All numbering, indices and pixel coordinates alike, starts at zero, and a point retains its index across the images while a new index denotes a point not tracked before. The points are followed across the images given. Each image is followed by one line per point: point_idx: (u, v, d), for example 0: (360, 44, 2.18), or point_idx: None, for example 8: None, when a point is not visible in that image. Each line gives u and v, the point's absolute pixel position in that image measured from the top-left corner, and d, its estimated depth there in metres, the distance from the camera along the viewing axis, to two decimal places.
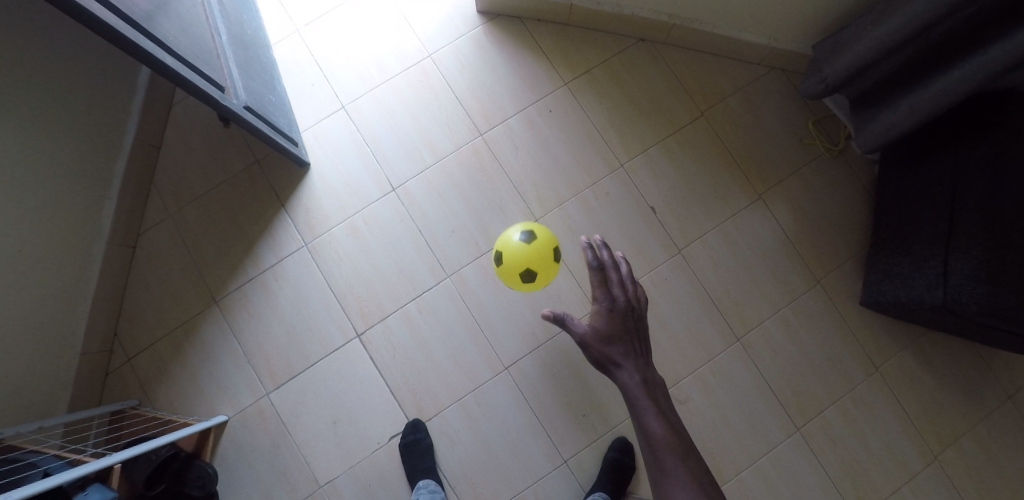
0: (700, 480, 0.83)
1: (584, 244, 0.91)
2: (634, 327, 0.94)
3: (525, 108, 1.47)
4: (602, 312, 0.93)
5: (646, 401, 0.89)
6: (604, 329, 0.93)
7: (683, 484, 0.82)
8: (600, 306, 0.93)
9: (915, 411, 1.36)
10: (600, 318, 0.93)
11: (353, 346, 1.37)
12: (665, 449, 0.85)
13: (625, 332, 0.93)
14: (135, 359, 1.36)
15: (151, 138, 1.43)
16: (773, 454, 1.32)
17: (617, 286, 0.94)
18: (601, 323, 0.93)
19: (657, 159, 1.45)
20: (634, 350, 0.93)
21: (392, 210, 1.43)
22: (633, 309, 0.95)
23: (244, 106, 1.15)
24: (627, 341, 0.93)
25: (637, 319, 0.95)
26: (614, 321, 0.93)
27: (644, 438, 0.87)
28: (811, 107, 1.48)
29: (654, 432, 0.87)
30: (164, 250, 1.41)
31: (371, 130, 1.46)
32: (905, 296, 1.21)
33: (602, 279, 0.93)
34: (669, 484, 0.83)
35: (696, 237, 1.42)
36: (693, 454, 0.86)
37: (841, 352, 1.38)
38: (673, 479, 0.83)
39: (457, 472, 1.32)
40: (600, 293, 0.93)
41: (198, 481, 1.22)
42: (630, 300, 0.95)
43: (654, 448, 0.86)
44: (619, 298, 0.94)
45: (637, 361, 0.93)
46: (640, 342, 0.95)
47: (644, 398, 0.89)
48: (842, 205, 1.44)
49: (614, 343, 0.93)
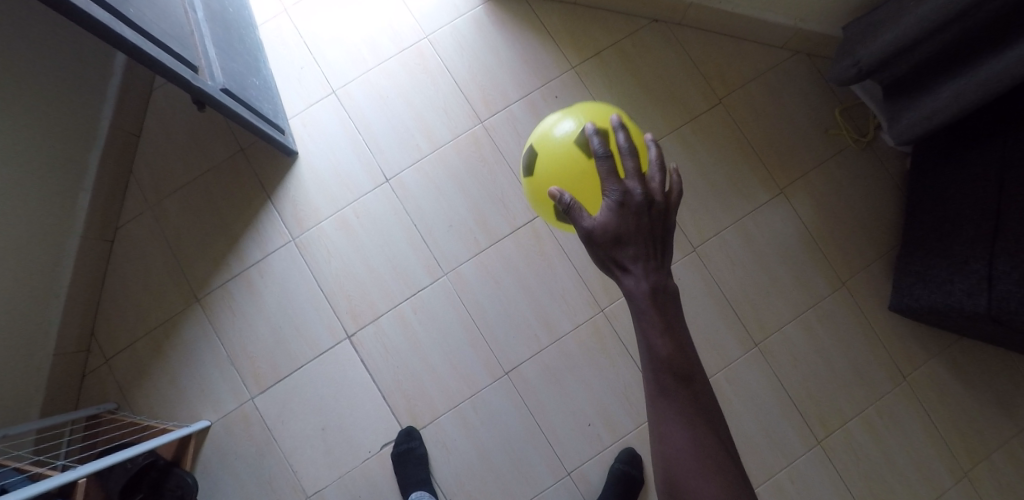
0: (700, 407, 0.62)
1: (592, 128, 0.62)
2: (657, 224, 0.61)
3: (528, 94, 1.37)
4: (610, 206, 0.60)
5: (653, 315, 0.61)
6: (611, 227, 0.60)
7: (677, 414, 0.61)
8: (608, 200, 0.60)
9: (943, 423, 1.25)
10: (608, 212, 0.60)
11: (343, 348, 1.29)
12: (668, 374, 0.61)
13: (640, 234, 0.61)
14: (113, 360, 1.28)
15: (130, 125, 1.34)
16: (792, 468, 1.23)
17: (634, 174, 0.60)
18: (609, 219, 0.60)
19: (671, 149, 1.35)
20: (652, 253, 0.61)
21: (385, 202, 1.34)
22: (658, 203, 0.61)
23: (221, 89, 1.07)
24: (645, 245, 0.61)
25: (664, 216, 0.62)
26: (628, 218, 0.60)
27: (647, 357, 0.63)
28: (838, 95, 1.36)
29: (657, 354, 0.62)
30: (143, 244, 1.33)
31: (363, 117, 1.37)
32: (941, 301, 1.10)
33: (612, 169, 0.60)
34: (664, 408, 0.62)
35: (712, 234, 1.32)
36: (698, 377, 0.63)
37: (867, 360, 1.28)
38: (670, 405, 0.62)
39: (453, 483, 1.24)
40: (609, 182, 0.60)
41: (177, 491, 1.14)
42: (656, 190, 0.62)
43: (655, 370, 0.62)
44: (636, 189, 0.60)
45: (654, 266, 0.61)
46: (663, 242, 0.62)
47: (651, 311, 0.61)
48: (870, 201, 1.33)
49: (625, 245, 0.61)
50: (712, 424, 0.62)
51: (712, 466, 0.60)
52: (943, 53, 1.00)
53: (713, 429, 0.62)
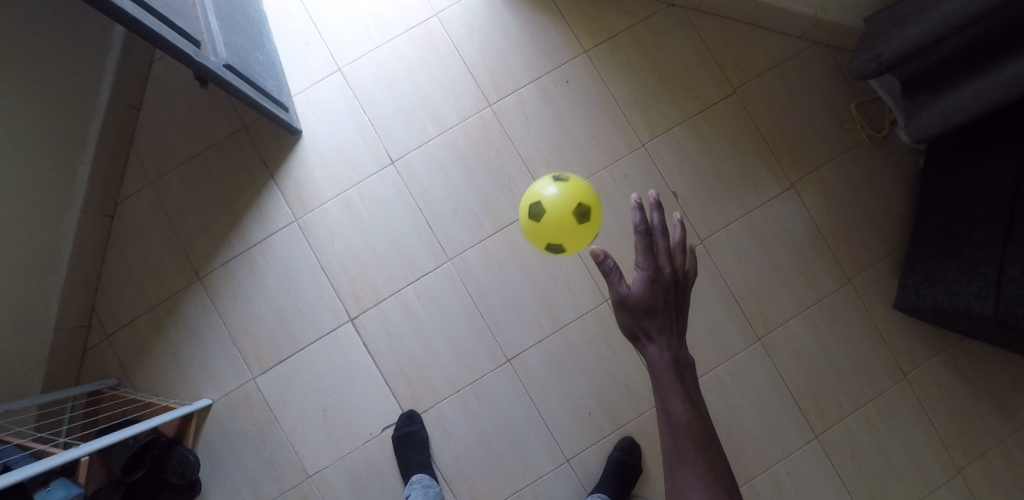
0: (719, 472, 0.69)
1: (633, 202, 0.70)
2: (676, 302, 0.74)
3: (539, 78, 1.34)
4: (645, 282, 0.72)
5: (673, 383, 0.72)
6: (643, 299, 0.72)
7: (696, 475, 0.69)
8: (643, 274, 0.72)
9: (940, 420, 1.26)
10: (640, 285, 0.72)
11: (345, 331, 1.28)
12: (686, 438, 0.70)
13: (665, 307, 0.73)
14: (114, 336, 1.28)
15: (129, 98, 1.31)
16: (788, 461, 1.24)
17: (665, 254, 0.73)
18: (641, 290, 0.72)
19: (682, 139, 1.33)
20: (672, 327, 0.73)
21: (390, 185, 1.32)
22: (680, 278, 0.74)
23: (224, 64, 1.04)
24: (667, 318, 0.73)
25: (683, 293, 0.74)
26: (658, 294, 0.72)
27: (666, 422, 0.72)
28: (855, 88, 1.34)
29: (677, 419, 0.71)
30: (144, 220, 1.31)
31: (369, 96, 1.33)
32: (948, 303, 1.09)
33: (649, 246, 0.71)
34: (680, 468, 0.70)
35: (720, 227, 1.31)
36: (716, 447, 0.71)
37: (868, 357, 1.28)
38: (688, 466, 0.70)
39: (453, 467, 1.25)
40: (644, 262, 0.71)
41: (179, 469, 1.16)
42: (679, 271, 0.74)
43: (674, 433, 0.71)
44: (665, 269, 0.73)
45: (674, 340, 0.73)
46: (680, 318, 0.74)
47: (671, 379, 0.72)
48: (880, 197, 1.32)
49: (652, 317, 0.73)
50: (732, 494, 0.68)
51: None
52: (968, 50, 0.97)
53: (731, 496, 0.68)
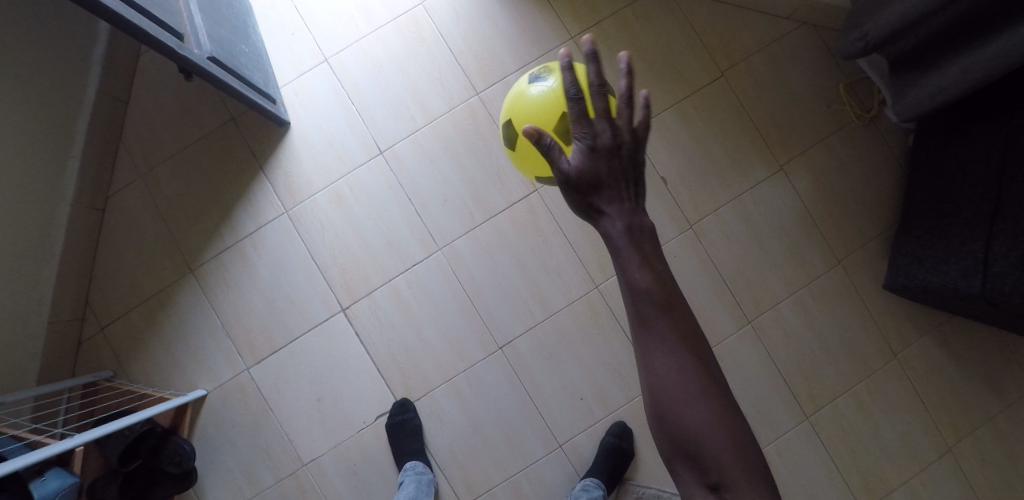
0: (683, 334, 0.63)
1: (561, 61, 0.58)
2: (628, 165, 0.64)
3: (525, 65, 1.34)
4: (583, 153, 0.62)
5: (632, 252, 0.63)
6: (586, 172, 0.62)
7: (663, 342, 0.62)
8: (579, 144, 0.62)
9: (930, 399, 1.26)
10: (580, 155, 0.62)
11: (337, 320, 1.29)
12: (650, 305, 0.62)
13: (613, 176, 0.63)
14: (109, 328, 1.29)
15: (118, 93, 1.31)
16: (779, 442, 1.25)
17: (603, 117, 0.61)
18: (582, 162, 0.62)
19: (670, 124, 1.32)
20: (624, 193, 0.64)
21: (379, 175, 1.32)
22: (627, 138, 0.63)
23: (208, 57, 1.04)
24: (618, 187, 0.64)
25: (633, 153, 0.63)
26: (599, 162, 0.62)
27: (628, 291, 0.63)
28: (843, 70, 1.33)
29: (638, 286, 0.63)
30: (135, 213, 1.31)
31: (356, 87, 1.33)
32: (936, 282, 1.09)
33: (582, 114, 0.60)
34: (648, 340, 0.62)
35: (709, 211, 1.31)
36: (679, 305, 0.64)
37: (859, 338, 1.28)
38: (651, 335, 0.62)
39: (447, 453, 1.26)
40: (579, 129, 0.61)
41: (175, 458, 1.16)
42: (626, 132, 0.63)
43: (636, 301, 0.63)
44: (606, 135, 0.62)
45: (628, 208, 0.64)
46: (632, 186, 0.64)
47: (630, 251, 0.63)
48: (870, 179, 1.31)
49: (601, 188, 0.63)
50: (698, 354, 0.63)
51: (698, 387, 0.61)
52: (952, 27, 0.96)
53: (697, 356, 0.63)
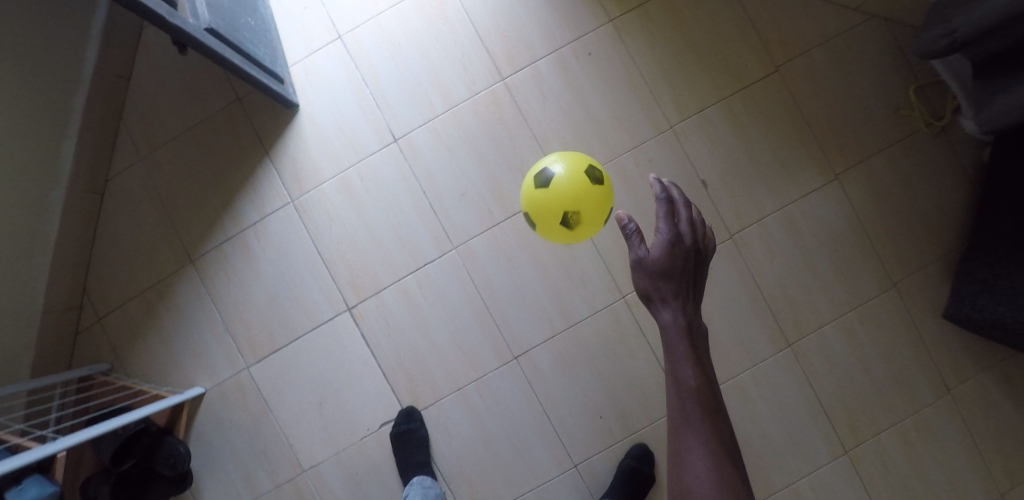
0: (723, 442, 0.68)
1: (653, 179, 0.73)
2: (694, 269, 0.72)
3: (557, 49, 1.21)
4: (666, 245, 0.70)
5: (685, 348, 0.69)
6: (662, 263, 0.70)
7: (702, 440, 0.67)
8: (662, 238, 0.70)
9: (986, 439, 1.14)
10: (660, 248, 0.70)
11: (343, 320, 1.21)
12: (694, 404, 0.68)
13: (683, 271, 0.71)
14: (106, 319, 1.23)
15: (118, 68, 1.22)
16: (814, 477, 1.15)
17: (687, 222, 0.73)
18: (661, 255, 0.70)
19: (715, 122, 1.20)
20: (687, 296, 0.72)
21: (393, 165, 1.22)
22: (701, 248, 0.74)
23: (206, 29, 0.94)
24: (683, 282, 0.71)
25: (700, 266, 0.74)
26: (677, 257, 0.70)
27: (675, 386, 0.70)
28: (914, 68, 1.18)
29: (686, 383, 0.69)
30: (135, 197, 1.24)
31: (371, 68, 1.22)
32: (1011, 317, 0.96)
33: (671, 213, 0.71)
34: (686, 431, 0.68)
35: (753, 221, 1.18)
36: (721, 414, 0.69)
37: (910, 369, 1.16)
38: (692, 432, 0.68)
39: (454, 466, 1.19)
40: (665, 223, 0.71)
41: (169, 460, 1.10)
42: (701, 241, 0.74)
43: (682, 398, 0.69)
44: (687, 235, 0.72)
45: (688, 305, 0.71)
46: (696, 286, 0.73)
47: (684, 344, 0.70)
48: (936, 192, 1.17)
49: (668, 280, 0.70)
50: (731, 457, 0.68)
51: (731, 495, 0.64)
52: None
53: (733, 462, 0.67)
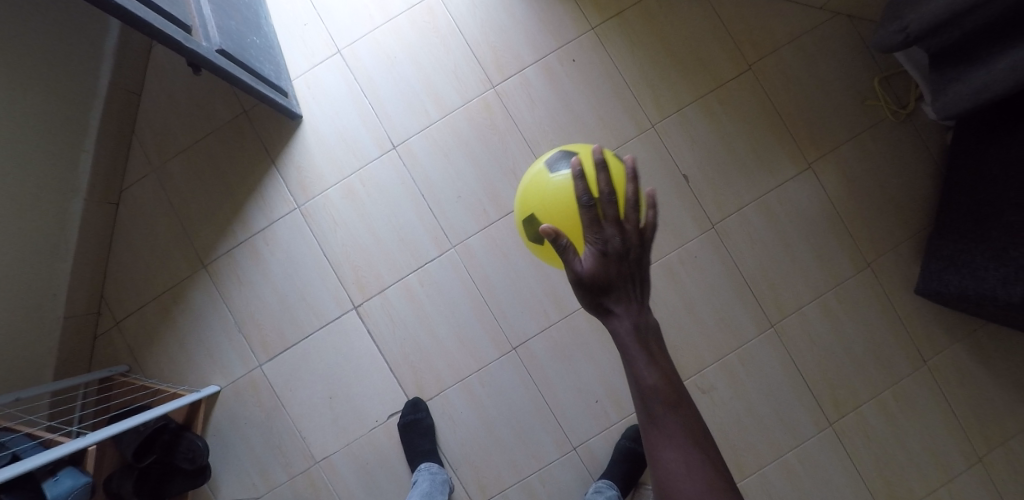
0: (694, 433, 0.66)
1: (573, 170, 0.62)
2: (634, 266, 0.66)
3: (544, 56, 1.29)
4: (595, 256, 0.64)
5: (639, 350, 0.67)
6: (598, 272, 0.65)
7: (671, 438, 0.65)
8: (591, 246, 0.64)
9: (962, 408, 1.20)
10: (591, 259, 0.64)
11: (350, 318, 1.27)
12: (657, 402, 0.66)
13: (622, 277, 0.66)
14: (123, 323, 1.29)
15: (130, 86, 1.30)
16: (800, 449, 1.21)
17: (612, 222, 0.63)
18: (593, 265, 0.65)
19: (693, 119, 1.27)
20: (631, 293, 0.68)
21: (392, 169, 1.29)
22: (637, 240, 0.65)
23: (217, 50, 1.02)
24: (625, 287, 0.67)
25: (640, 256, 0.66)
26: (610, 263, 0.65)
27: (636, 390, 0.67)
28: (878, 63, 1.27)
29: (645, 383, 0.66)
30: (148, 207, 1.31)
31: (369, 79, 1.30)
32: (972, 289, 1.03)
33: (593, 219, 0.62)
34: (656, 435, 0.65)
35: (733, 210, 1.26)
36: (687, 401, 0.67)
37: (887, 344, 1.23)
38: (659, 431, 0.65)
39: (459, 453, 1.25)
40: (591, 232, 0.63)
41: (188, 454, 1.16)
42: (634, 233, 0.65)
43: (645, 399, 0.66)
44: (615, 237, 0.64)
45: (635, 307, 0.68)
46: (642, 283, 0.68)
47: (637, 347, 0.67)
48: (904, 177, 1.25)
49: (611, 289, 0.67)
50: (708, 451, 0.65)
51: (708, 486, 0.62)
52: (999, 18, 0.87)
53: (705, 452, 0.65)
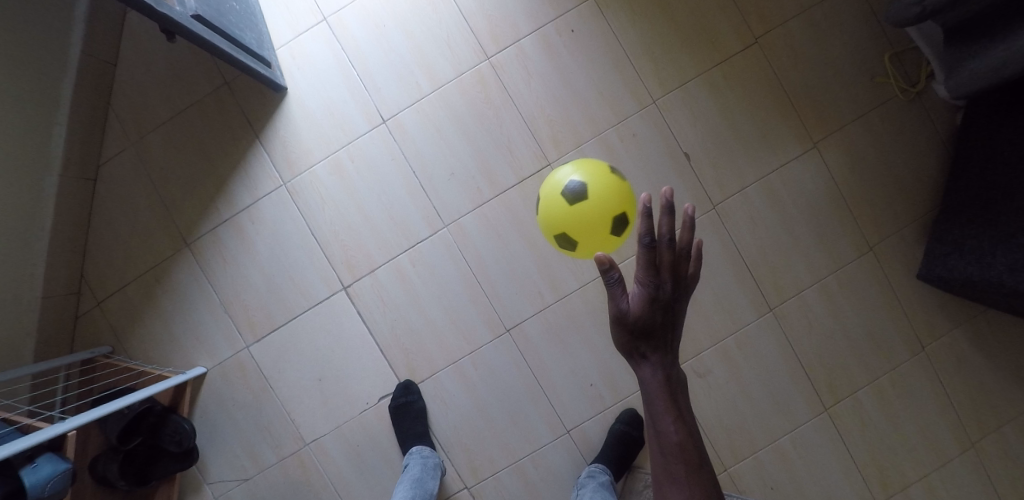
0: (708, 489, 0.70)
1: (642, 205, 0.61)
2: (673, 318, 0.71)
3: (541, 27, 1.23)
4: (644, 298, 0.68)
5: (665, 402, 0.71)
6: (643, 316, 0.69)
7: (682, 488, 0.70)
8: (642, 290, 0.68)
9: (957, 393, 1.19)
10: (639, 301, 0.68)
11: (339, 299, 1.24)
12: (677, 458, 0.70)
13: (663, 327, 0.70)
14: (105, 304, 1.25)
15: (104, 54, 1.22)
16: (794, 434, 1.20)
17: (668, 267, 0.67)
18: (640, 306, 0.69)
19: (696, 95, 1.22)
20: (668, 347, 0.71)
21: (382, 145, 1.24)
22: (680, 293, 0.70)
23: (192, 15, 0.96)
24: (664, 336, 0.71)
25: (680, 310, 0.71)
26: (656, 311, 0.69)
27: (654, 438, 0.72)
28: (889, 38, 1.21)
29: (668, 439, 0.71)
30: (126, 183, 1.25)
31: (357, 50, 1.24)
32: (977, 275, 1.01)
33: (650, 260, 0.65)
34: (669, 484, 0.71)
35: (735, 191, 1.22)
36: (707, 462, 0.71)
37: (886, 329, 1.21)
38: (674, 484, 0.71)
39: (451, 435, 1.24)
40: (645, 275, 0.67)
41: (175, 437, 1.13)
42: (680, 284, 0.70)
43: (664, 452, 0.71)
44: (666, 283, 0.68)
45: (667, 359, 0.71)
46: (677, 333, 0.72)
47: (663, 400, 0.71)
48: (911, 159, 1.21)
49: (649, 336, 0.70)
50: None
51: None
52: None
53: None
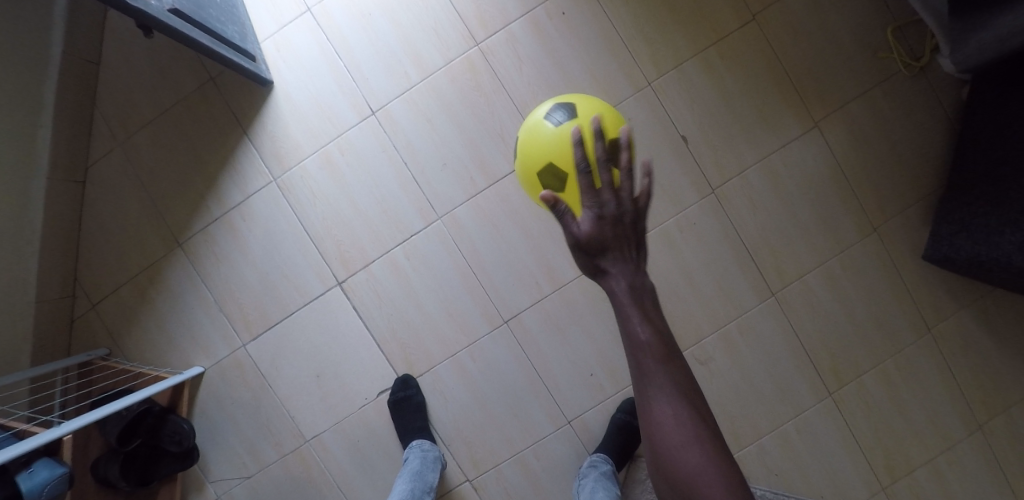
0: (688, 397, 0.61)
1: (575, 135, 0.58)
2: (630, 229, 0.62)
3: (531, 10, 1.19)
4: (590, 221, 0.60)
5: (632, 309, 0.62)
6: (595, 236, 0.61)
7: (663, 396, 0.60)
8: (586, 210, 0.60)
9: (964, 375, 1.17)
10: (588, 222, 0.60)
11: (334, 295, 1.23)
12: (650, 362, 0.61)
13: (617, 240, 0.62)
14: (100, 307, 1.24)
15: (86, 53, 1.20)
16: (799, 420, 1.19)
17: (608, 185, 0.59)
18: (592, 229, 0.61)
19: (693, 77, 1.19)
20: (629, 255, 0.63)
21: (372, 137, 1.21)
22: (632, 206, 0.61)
23: (170, 10, 0.93)
24: (622, 249, 0.62)
25: (637, 219, 0.62)
26: (607, 228, 0.61)
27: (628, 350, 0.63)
28: (893, 11, 1.17)
29: (640, 345, 0.62)
30: (116, 184, 1.24)
31: (343, 40, 1.21)
32: (985, 255, 0.98)
33: (588, 183, 0.57)
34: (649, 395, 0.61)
35: (734, 174, 1.19)
36: (685, 370, 0.62)
37: (891, 312, 1.19)
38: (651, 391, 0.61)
39: (451, 429, 1.23)
40: (586, 195, 0.59)
41: (175, 437, 1.13)
42: (630, 199, 0.61)
43: (637, 357, 0.62)
44: (611, 201, 0.60)
45: (631, 268, 0.63)
46: (639, 244, 0.63)
47: (630, 306, 0.62)
48: (916, 136, 1.18)
49: (607, 253, 0.62)
50: (704, 419, 0.60)
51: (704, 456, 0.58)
52: None
53: (702, 415, 0.60)
